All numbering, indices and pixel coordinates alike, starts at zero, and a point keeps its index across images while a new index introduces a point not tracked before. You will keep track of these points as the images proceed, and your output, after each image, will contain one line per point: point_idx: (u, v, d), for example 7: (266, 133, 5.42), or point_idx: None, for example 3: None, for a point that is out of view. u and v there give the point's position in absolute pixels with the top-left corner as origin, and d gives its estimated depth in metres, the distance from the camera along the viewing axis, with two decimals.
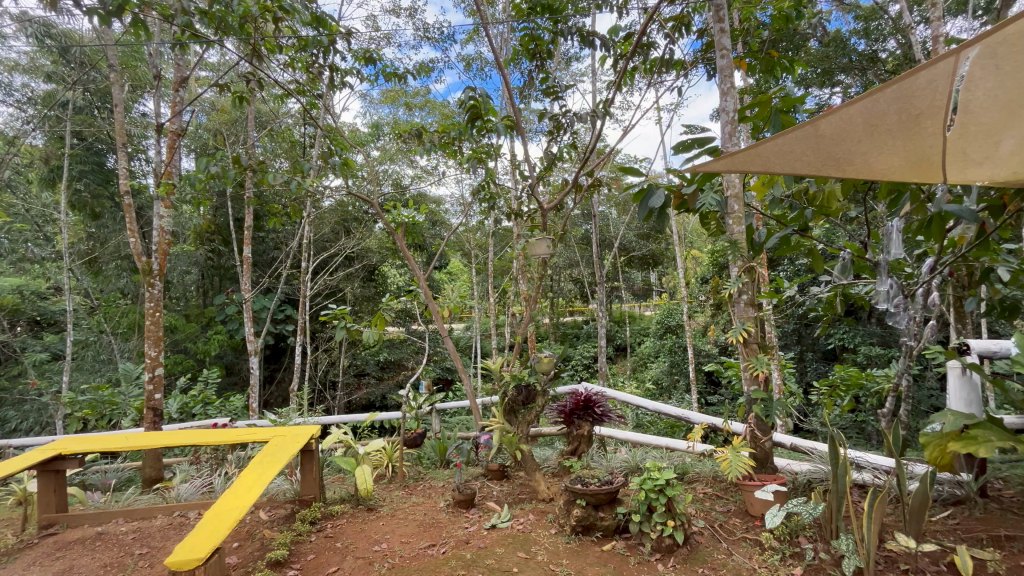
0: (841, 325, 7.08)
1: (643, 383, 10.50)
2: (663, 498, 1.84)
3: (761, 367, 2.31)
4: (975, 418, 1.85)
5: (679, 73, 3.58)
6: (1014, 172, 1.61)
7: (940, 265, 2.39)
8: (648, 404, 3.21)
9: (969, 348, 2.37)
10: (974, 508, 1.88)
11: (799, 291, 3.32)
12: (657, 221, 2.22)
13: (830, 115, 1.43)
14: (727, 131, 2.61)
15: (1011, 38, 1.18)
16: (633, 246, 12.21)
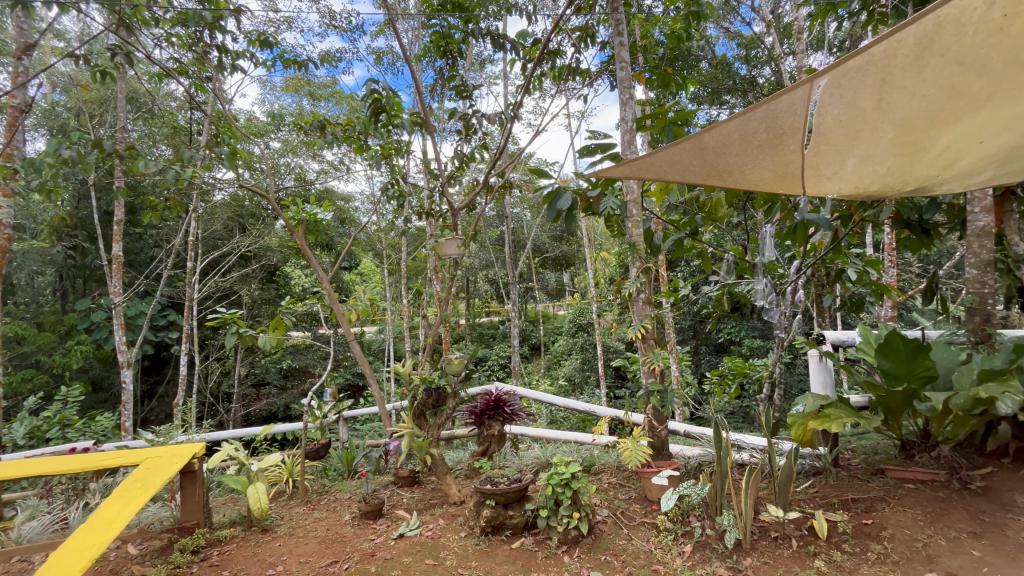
0: (728, 321, 7.88)
1: (556, 381, 10.85)
2: (569, 491, 1.90)
3: (657, 361, 2.47)
4: (829, 399, 2.12)
5: (585, 82, 3.73)
6: (854, 184, 1.90)
7: (804, 267, 2.72)
8: (558, 400, 3.30)
9: (825, 339, 2.72)
10: (829, 477, 2.17)
11: (691, 290, 3.61)
12: (565, 223, 2.31)
13: (711, 131, 1.56)
14: (627, 139, 2.76)
15: (852, 72, 1.36)
16: (547, 248, 12.60)
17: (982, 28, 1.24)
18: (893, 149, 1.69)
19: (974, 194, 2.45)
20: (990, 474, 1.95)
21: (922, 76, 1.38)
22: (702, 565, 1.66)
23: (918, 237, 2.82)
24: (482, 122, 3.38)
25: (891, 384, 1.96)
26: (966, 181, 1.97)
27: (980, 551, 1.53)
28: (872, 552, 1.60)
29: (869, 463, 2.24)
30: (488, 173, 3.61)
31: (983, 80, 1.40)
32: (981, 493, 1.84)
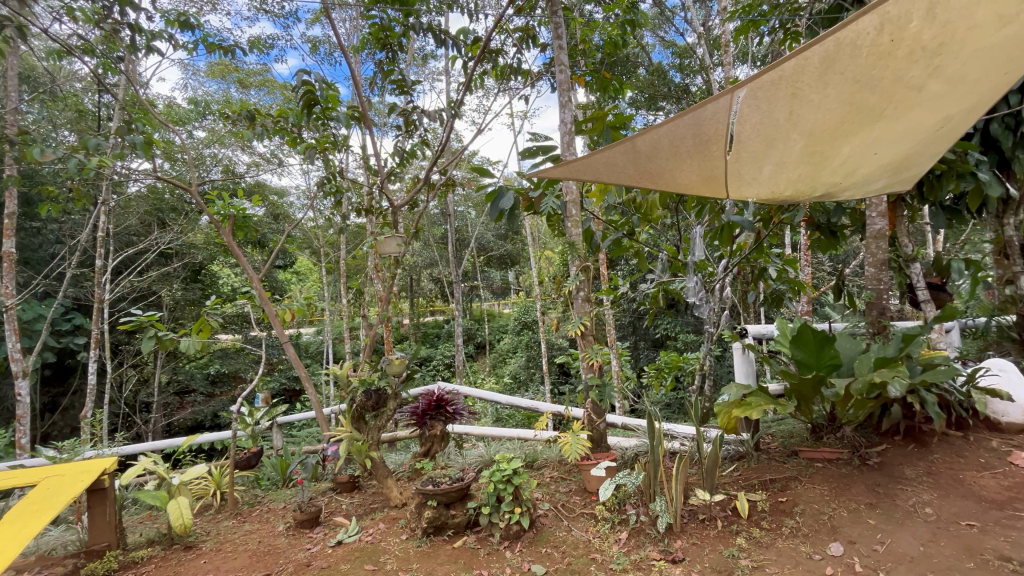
0: (664, 317, 8.28)
1: (501, 379, 10.94)
2: (510, 487, 1.92)
3: (596, 356, 2.54)
4: (751, 388, 2.29)
5: (527, 82, 3.77)
6: (771, 188, 2.05)
7: (730, 265, 2.91)
8: (501, 397, 3.31)
9: (748, 332, 2.93)
10: (751, 460, 2.34)
11: (630, 287, 3.74)
12: (508, 222, 2.33)
13: (643, 136, 1.63)
14: (566, 140, 2.83)
15: (765, 87, 1.47)
16: (492, 246, 12.65)
17: (873, 51, 1.38)
18: (803, 158, 1.85)
19: (872, 200, 2.73)
20: (885, 450, 2.19)
21: (825, 92, 1.52)
22: (636, 550, 1.74)
23: (827, 238, 3.10)
24: (423, 118, 3.33)
25: (803, 372, 2.16)
26: (864, 188, 2.19)
27: (875, 520, 1.71)
28: (785, 526, 1.74)
29: (785, 446, 2.44)
30: (430, 170, 3.56)
31: (875, 97, 1.57)
32: (876, 467, 2.07)
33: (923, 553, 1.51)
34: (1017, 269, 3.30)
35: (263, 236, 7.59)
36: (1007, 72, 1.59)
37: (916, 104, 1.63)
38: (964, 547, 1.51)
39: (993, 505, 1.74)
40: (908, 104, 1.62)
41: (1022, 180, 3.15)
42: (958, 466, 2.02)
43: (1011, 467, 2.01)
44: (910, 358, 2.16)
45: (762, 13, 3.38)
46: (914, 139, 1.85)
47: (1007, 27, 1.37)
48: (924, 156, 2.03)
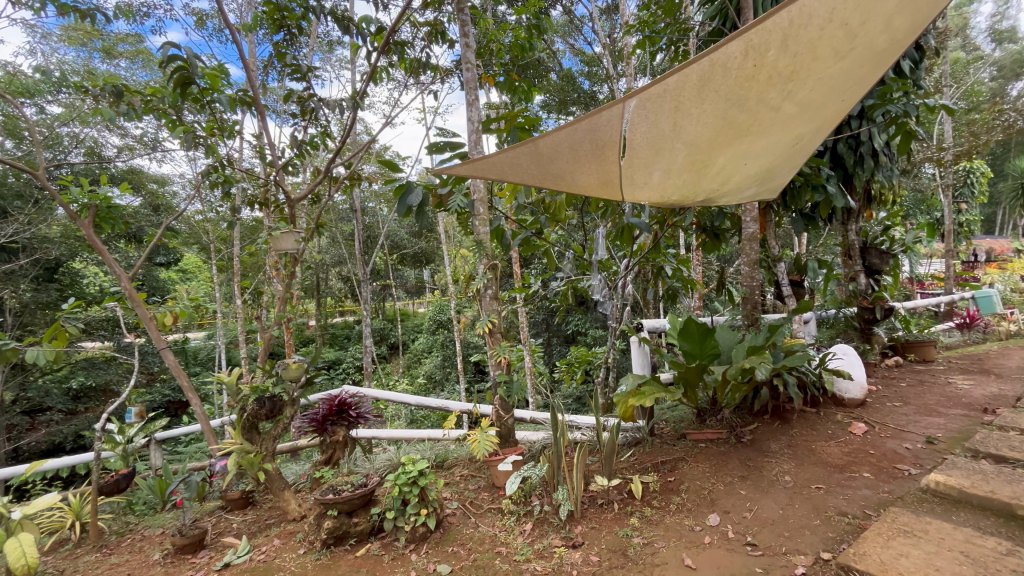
0: (575, 314, 8.67)
1: (416, 379, 10.76)
2: (416, 489, 1.90)
3: (503, 354, 2.59)
4: (645, 378, 2.46)
5: (436, 78, 3.73)
6: (661, 192, 2.23)
7: (630, 264, 3.11)
8: (411, 399, 3.24)
9: (644, 326, 3.15)
10: (646, 445, 2.52)
11: (540, 286, 3.85)
12: (416, 219, 2.30)
13: (544, 139, 1.68)
14: (473, 139, 2.83)
15: (652, 99, 1.59)
16: (405, 244, 12.39)
17: (740, 73, 1.54)
18: (686, 166, 2.03)
19: (746, 206, 3.07)
20: (756, 428, 2.47)
21: (702, 107, 1.68)
22: (539, 539, 1.79)
23: (711, 240, 3.42)
24: (323, 107, 3.14)
25: (689, 362, 2.37)
26: (738, 195, 2.46)
27: (745, 490, 1.93)
28: (672, 503, 1.90)
29: (676, 429, 2.66)
30: (334, 163, 3.37)
31: (743, 114, 1.76)
32: (749, 444, 2.33)
33: (781, 515, 1.73)
34: (857, 268, 3.90)
35: (138, 230, 6.72)
36: (845, 100, 1.86)
37: (776, 123, 1.86)
38: (813, 507, 1.75)
39: (836, 469, 2.03)
40: (769, 123, 1.84)
41: (860, 194, 3.71)
42: (811, 438, 2.34)
43: (850, 436, 2.37)
44: (775, 346, 2.46)
45: (656, 30, 3.63)
46: (776, 153, 2.11)
47: (843, 61, 1.60)
48: (784, 168, 2.33)
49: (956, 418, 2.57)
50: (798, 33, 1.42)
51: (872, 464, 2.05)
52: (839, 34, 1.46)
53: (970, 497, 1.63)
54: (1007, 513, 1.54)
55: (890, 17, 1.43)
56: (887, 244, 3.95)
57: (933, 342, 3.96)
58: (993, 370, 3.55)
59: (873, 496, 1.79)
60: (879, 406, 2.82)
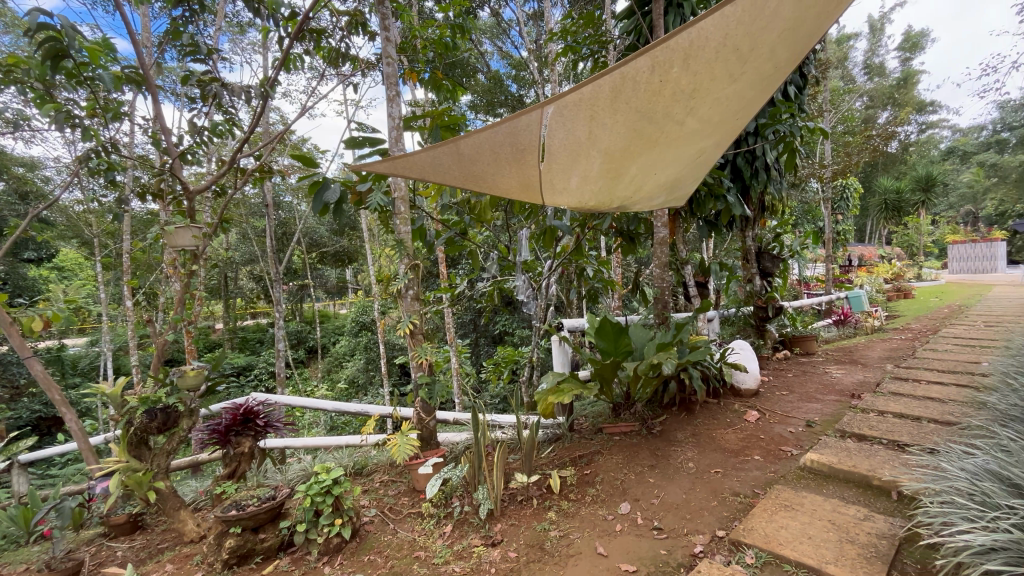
0: (502, 314, 8.78)
1: (337, 385, 10.33)
2: (330, 498, 1.82)
3: (426, 355, 2.54)
4: (564, 375, 2.54)
5: (357, 70, 3.60)
6: (580, 197, 2.32)
7: (553, 266, 3.20)
8: (327, 404, 3.08)
9: (564, 325, 3.26)
10: (565, 441, 2.61)
11: (466, 286, 3.84)
12: (334, 216, 2.21)
13: (464, 140, 1.67)
14: (394, 136, 2.76)
15: (569, 107, 1.64)
16: (326, 242, 11.84)
17: (648, 87, 1.64)
18: (602, 173, 2.12)
19: (658, 212, 3.27)
20: (665, 420, 2.65)
21: (615, 117, 1.76)
22: (459, 540, 1.79)
23: (627, 243, 3.61)
24: (226, 93, 2.89)
25: (605, 360, 2.50)
26: (648, 202, 2.62)
27: (654, 478, 2.06)
28: (588, 494, 1.99)
29: (593, 424, 2.77)
30: (242, 154, 3.14)
31: (652, 126, 1.88)
32: (658, 434, 2.49)
33: (684, 499, 1.87)
34: (753, 271, 4.31)
35: None
36: (740, 118, 2.04)
37: (680, 136, 2.00)
38: (711, 490, 1.91)
39: (731, 454, 2.23)
40: (674, 135, 1.98)
41: (756, 203, 4.11)
42: (712, 427, 2.55)
43: (745, 423, 2.61)
44: (682, 342, 2.65)
45: (577, 40, 3.76)
46: (681, 164, 2.28)
47: (735, 82, 1.75)
48: (689, 179, 2.52)
49: (830, 403, 2.92)
50: (698, 53, 1.54)
51: (761, 447, 2.28)
52: (732, 57, 1.60)
53: (836, 472, 1.87)
54: (865, 483, 1.77)
55: (773, 46, 1.60)
56: (778, 249, 4.41)
57: (814, 336, 4.48)
58: (860, 360, 4.09)
59: (761, 476, 1.99)
60: (769, 395, 3.14)
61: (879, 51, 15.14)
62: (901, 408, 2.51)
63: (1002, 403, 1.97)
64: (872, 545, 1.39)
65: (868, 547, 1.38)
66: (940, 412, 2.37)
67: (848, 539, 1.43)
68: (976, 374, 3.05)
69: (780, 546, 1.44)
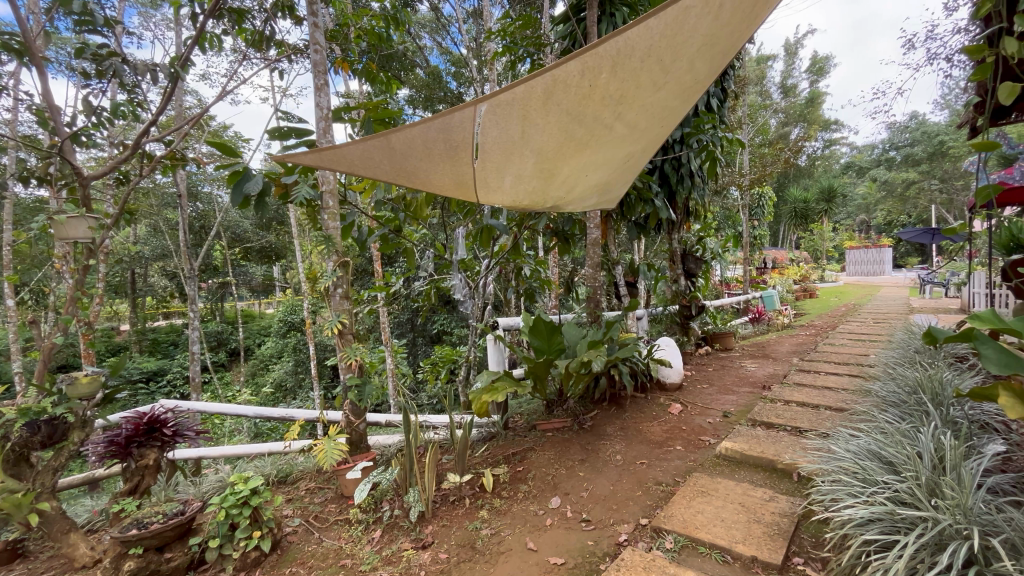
0: (440, 314, 8.69)
1: (261, 389, 9.76)
2: (248, 510, 1.72)
3: (356, 356, 2.45)
4: (499, 374, 2.54)
5: (282, 55, 3.39)
6: (514, 197, 2.35)
7: (490, 264, 3.19)
8: (247, 410, 2.88)
9: (499, 324, 3.27)
10: (499, 439, 2.62)
11: (401, 285, 3.75)
12: (257, 210, 2.07)
13: (396, 135, 1.63)
14: (322, 127, 2.64)
15: (501, 106, 1.65)
16: (251, 237, 11.13)
17: (578, 91, 1.68)
18: (535, 173, 2.16)
19: (591, 214, 3.38)
20: (596, 415, 2.74)
21: (547, 118, 1.80)
22: (388, 545, 1.75)
23: (562, 243, 3.69)
24: (128, 70, 2.60)
25: (538, 358, 2.54)
26: (580, 203, 2.70)
27: (584, 472, 2.12)
28: (519, 491, 2.01)
29: (527, 421, 2.80)
30: (149, 139, 2.85)
31: (582, 129, 1.93)
32: (589, 429, 2.57)
33: (611, 490, 1.94)
34: (679, 271, 4.56)
35: None
36: (664, 125, 2.15)
37: (610, 140, 2.08)
38: (637, 481, 2.00)
39: (656, 445, 2.35)
40: (604, 138, 2.05)
41: (682, 208, 4.35)
42: (639, 420, 2.66)
43: (669, 415, 2.76)
44: (611, 340, 2.74)
45: (514, 41, 3.78)
46: (611, 167, 2.36)
47: (659, 91, 1.84)
48: (619, 182, 2.62)
49: (744, 395, 3.15)
50: (625, 61, 1.60)
51: (682, 438, 2.42)
52: (656, 67, 1.68)
53: (747, 457, 2.02)
54: (771, 467, 1.93)
55: (693, 59, 1.70)
56: (700, 251, 4.69)
57: (732, 333, 4.83)
58: (771, 355, 4.46)
59: (682, 465, 2.10)
60: (692, 388, 3.34)
61: (791, 72, 16.58)
62: (803, 397, 2.77)
63: (883, 390, 2.23)
64: (775, 523, 1.51)
65: (771, 525, 1.50)
66: (835, 399, 2.64)
67: (755, 519, 1.56)
68: (864, 365, 3.42)
69: (696, 529, 1.54)
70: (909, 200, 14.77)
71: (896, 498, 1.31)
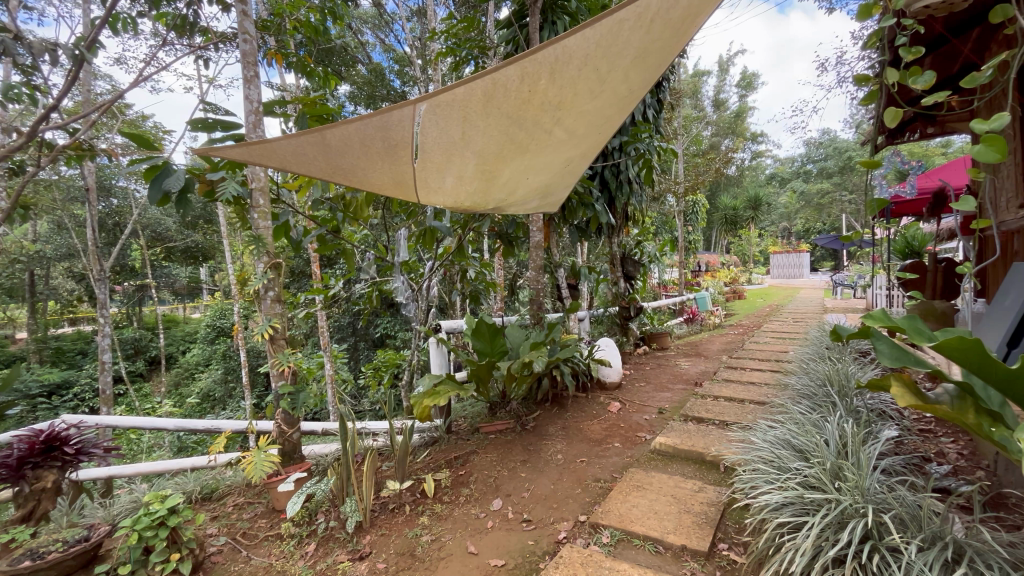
0: (383, 318, 8.47)
1: (185, 401, 9.08)
2: (165, 531, 1.58)
3: (289, 362, 2.32)
4: (441, 377, 2.50)
5: (207, 41, 3.16)
6: (456, 198, 2.35)
7: (433, 267, 3.14)
8: (165, 422, 2.66)
9: (442, 327, 3.22)
10: (441, 443, 2.58)
11: (340, 287, 3.61)
12: (178, 206, 1.92)
13: (330, 131, 1.57)
14: (252, 121, 2.50)
15: (441, 106, 1.63)
16: (174, 236, 10.31)
17: (518, 95, 1.70)
18: (476, 175, 2.16)
19: (534, 218, 3.42)
20: (538, 415, 2.78)
21: (488, 120, 1.80)
22: (323, 559, 1.68)
23: (506, 246, 3.70)
24: (21, 48, 2.33)
25: (481, 361, 2.54)
26: (521, 206, 2.74)
27: (525, 472, 2.14)
28: (461, 495, 2.00)
29: (470, 424, 2.78)
30: (48, 125, 2.55)
31: (522, 133, 1.96)
32: (531, 430, 2.59)
33: (552, 489, 1.97)
34: (619, 274, 4.72)
35: None
36: (601, 133, 2.22)
37: (549, 144, 2.12)
38: (577, 479, 2.04)
39: (595, 443, 2.41)
40: (543, 143, 2.09)
41: (621, 213, 4.50)
42: (579, 420, 2.73)
43: (609, 413, 2.85)
44: (553, 342, 2.78)
45: (458, 42, 3.76)
46: (551, 171, 2.41)
47: (596, 99, 1.90)
48: (559, 186, 2.69)
49: (678, 391, 3.31)
50: (562, 68, 1.63)
51: (621, 435, 2.50)
52: (593, 76, 1.74)
53: (679, 451, 2.12)
54: (700, 459, 2.04)
55: (627, 70, 1.77)
56: (639, 254, 4.88)
57: (668, 333, 5.06)
58: (703, 353, 4.71)
59: (620, 461, 2.17)
60: (630, 387, 3.46)
61: (722, 86, 17.63)
62: (731, 392, 2.95)
63: (798, 384, 2.42)
64: (703, 513, 1.60)
65: (700, 515, 1.59)
66: (757, 394, 2.83)
67: (685, 510, 1.64)
68: (784, 361, 3.69)
69: (631, 523, 1.60)
70: (823, 210, 16.16)
71: (806, 483, 1.43)
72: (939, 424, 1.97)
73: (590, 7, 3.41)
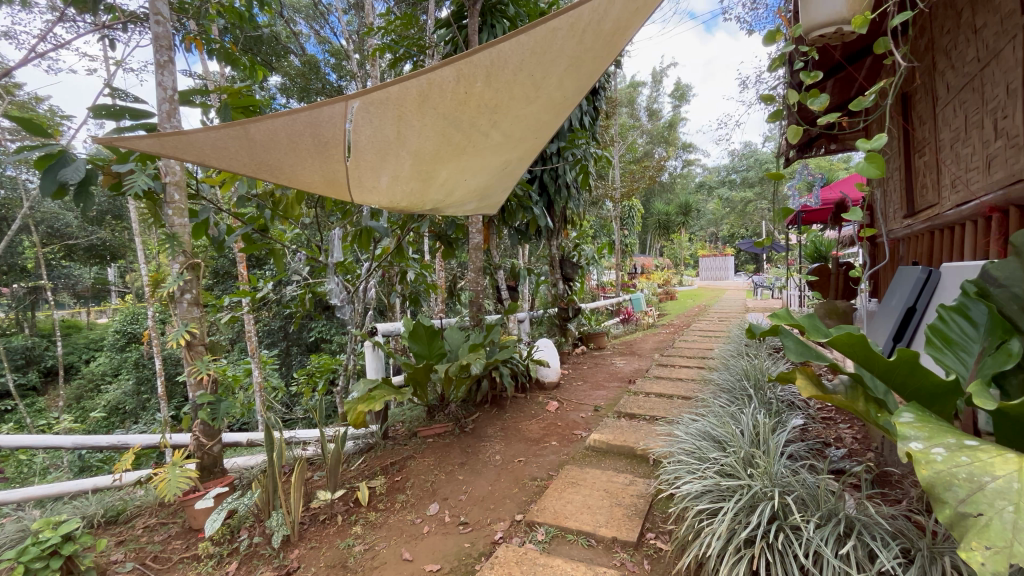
0: (318, 321, 8.10)
1: (88, 415, 8.19)
2: (58, 561, 1.42)
3: (208, 370, 2.16)
4: (377, 382, 2.42)
5: (114, 19, 2.87)
6: (391, 198, 2.29)
7: (369, 268, 3.05)
8: (61, 439, 2.38)
9: (378, 330, 3.13)
10: (376, 450, 2.51)
11: (269, 289, 3.42)
12: (77, 200, 1.74)
13: (255, 124, 1.48)
14: (166, 110, 2.31)
15: (375, 104, 1.59)
16: (75, 232, 9.30)
17: (454, 96, 1.70)
18: (413, 175, 2.13)
19: (474, 220, 3.41)
20: (477, 418, 2.77)
21: (423, 120, 1.78)
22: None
23: (446, 247, 3.66)
24: None
25: (418, 364, 2.50)
26: (458, 207, 2.73)
27: (463, 475, 2.13)
28: (397, 502, 1.96)
29: (408, 428, 2.73)
30: None
31: (459, 134, 1.95)
32: (470, 433, 2.58)
33: (489, 491, 1.98)
34: (558, 276, 4.81)
35: None
36: (537, 137, 2.26)
37: (486, 147, 2.13)
38: (514, 478, 2.06)
39: (533, 442, 2.45)
40: (480, 145, 2.10)
41: (560, 217, 4.59)
42: (518, 420, 2.75)
43: (546, 413, 2.90)
44: (492, 343, 2.78)
45: (395, 39, 3.67)
46: (488, 174, 2.43)
47: (531, 104, 1.94)
48: (497, 189, 2.71)
49: (613, 389, 3.43)
50: (498, 72, 1.65)
51: (558, 434, 2.56)
52: (528, 82, 1.77)
53: (612, 446, 2.20)
54: (631, 453, 2.13)
55: (561, 77, 1.82)
56: (577, 257, 5.00)
57: (604, 333, 5.23)
58: (637, 352, 4.92)
59: (556, 459, 2.22)
60: (568, 386, 3.54)
61: (655, 97, 18.50)
62: (661, 388, 3.10)
63: (720, 378, 2.59)
64: (633, 505, 1.67)
65: (630, 507, 1.66)
66: (684, 389, 3.00)
67: (616, 503, 1.70)
68: (708, 358, 3.94)
69: (565, 519, 1.64)
70: (745, 216, 17.40)
71: (723, 471, 1.53)
72: (839, 412, 2.19)
73: (529, 12, 3.45)
